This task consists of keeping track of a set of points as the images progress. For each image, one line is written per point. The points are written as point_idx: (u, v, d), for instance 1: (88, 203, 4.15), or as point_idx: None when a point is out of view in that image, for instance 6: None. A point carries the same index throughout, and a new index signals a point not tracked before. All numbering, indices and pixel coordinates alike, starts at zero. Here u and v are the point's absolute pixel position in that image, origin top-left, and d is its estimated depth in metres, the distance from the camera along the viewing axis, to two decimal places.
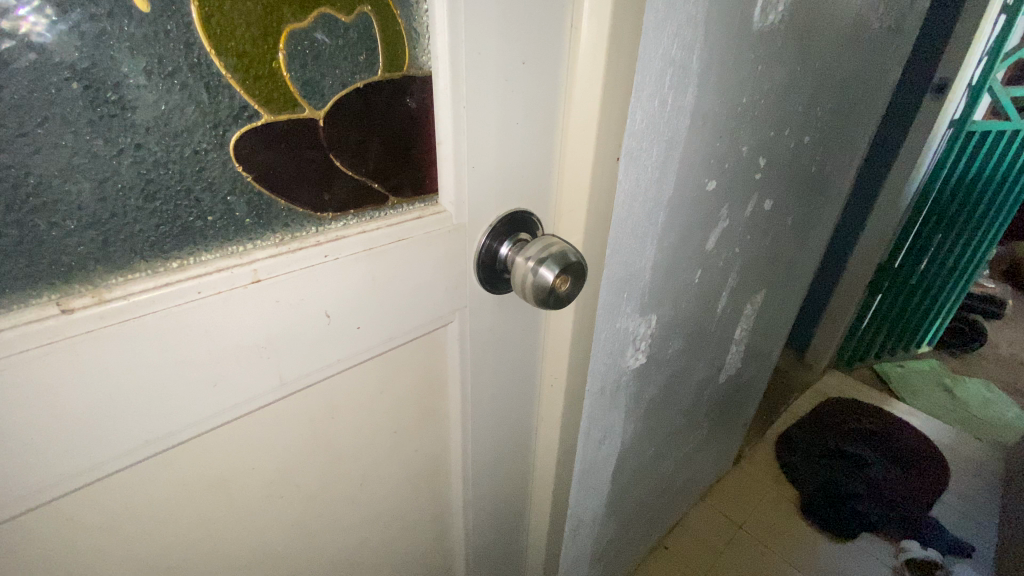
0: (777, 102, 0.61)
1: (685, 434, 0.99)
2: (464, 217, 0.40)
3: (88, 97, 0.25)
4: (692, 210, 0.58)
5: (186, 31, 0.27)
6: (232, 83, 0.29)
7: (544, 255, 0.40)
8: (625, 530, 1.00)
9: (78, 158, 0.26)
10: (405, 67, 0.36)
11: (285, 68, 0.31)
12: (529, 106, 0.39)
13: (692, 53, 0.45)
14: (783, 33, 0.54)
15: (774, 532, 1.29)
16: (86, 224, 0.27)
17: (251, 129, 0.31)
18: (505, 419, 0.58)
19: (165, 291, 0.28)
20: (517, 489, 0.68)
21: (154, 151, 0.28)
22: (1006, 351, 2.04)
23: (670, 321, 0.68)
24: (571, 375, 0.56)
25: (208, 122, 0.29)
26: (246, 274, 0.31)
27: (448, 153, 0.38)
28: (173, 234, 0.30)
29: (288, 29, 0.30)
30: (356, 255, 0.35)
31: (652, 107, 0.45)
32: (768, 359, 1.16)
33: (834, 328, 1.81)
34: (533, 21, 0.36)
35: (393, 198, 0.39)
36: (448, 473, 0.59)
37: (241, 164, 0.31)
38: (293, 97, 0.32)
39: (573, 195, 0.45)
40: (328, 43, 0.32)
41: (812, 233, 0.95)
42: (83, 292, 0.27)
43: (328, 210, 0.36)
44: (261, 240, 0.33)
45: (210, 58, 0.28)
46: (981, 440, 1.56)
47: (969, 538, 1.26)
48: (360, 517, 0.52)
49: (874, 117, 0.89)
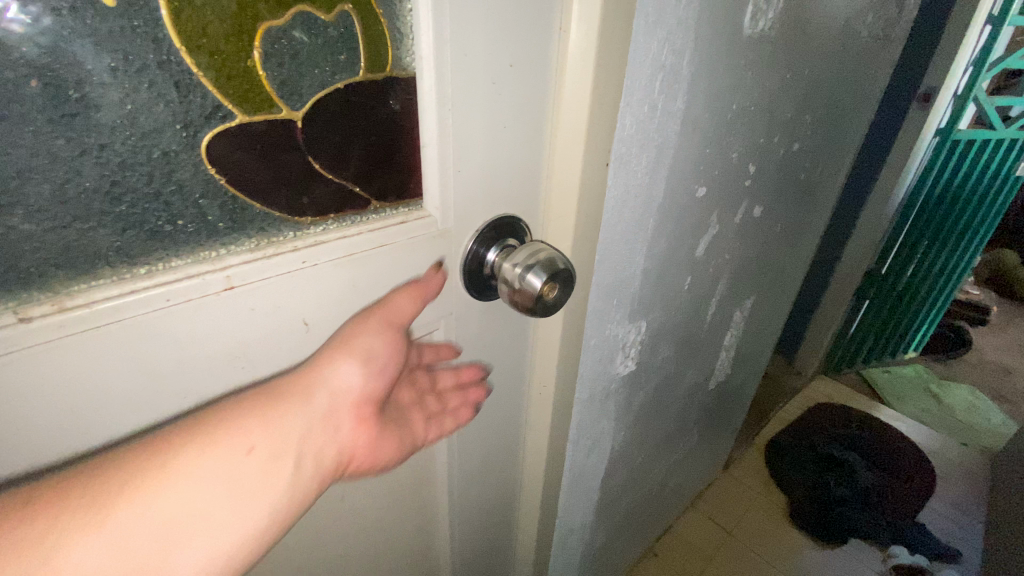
0: (768, 108, 0.60)
1: (676, 440, 0.98)
2: (450, 222, 0.40)
3: (48, 94, 0.24)
4: (682, 215, 0.58)
5: (155, 26, 0.25)
6: (205, 82, 0.28)
7: (531, 262, 0.39)
8: (615, 537, 0.99)
9: (37, 159, 0.25)
10: (387, 68, 0.34)
11: (261, 67, 0.29)
12: (517, 107, 0.38)
13: (683, 58, 0.44)
14: (773, 41, 0.53)
15: (763, 538, 1.28)
16: (47, 228, 0.26)
17: (224, 129, 0.29)
18: (493, 426, 0.57)
19: (130, 298, 0.28)
20: (504, 498, 0.66)
21: (120, 151, 0.27)
22: (989, 357, 2.07)
23: (659, 327, 0.68)
24: (561, 383, 0.55)
25: (178, 122, 0.28)
26: (219, 281, 0.31)
27: (433, 156, 0.37)
28: (142, 238, 0.29)
29: (264, 27, 0.28)
30: (335, 261, 0.35)
31: (642, 112, 0.44)
32: (758, 364, 1.16)
33: (823, 333, 1.81)
34: (520, 22, 0.35)
35: (375, 202, 0.38)
36: (434, 483, 0.58)
37: (213, 166, 0.30)
38: (269, 96, 0.30)
39: (563, 200, 0.44)
40: (307, 42, 0.31)
41: (802, 239, 0.96)
42: (42, 299, 0.26)
43: (307, 214, 0.35)
44: (235, 245, 0.32)
45: (180, 55, 0.26)
46: (967, 445, 1.58)
47: (954, 543, 1.27)
48: (346, 527, 0.51)
49: (864, 123, 0.90)
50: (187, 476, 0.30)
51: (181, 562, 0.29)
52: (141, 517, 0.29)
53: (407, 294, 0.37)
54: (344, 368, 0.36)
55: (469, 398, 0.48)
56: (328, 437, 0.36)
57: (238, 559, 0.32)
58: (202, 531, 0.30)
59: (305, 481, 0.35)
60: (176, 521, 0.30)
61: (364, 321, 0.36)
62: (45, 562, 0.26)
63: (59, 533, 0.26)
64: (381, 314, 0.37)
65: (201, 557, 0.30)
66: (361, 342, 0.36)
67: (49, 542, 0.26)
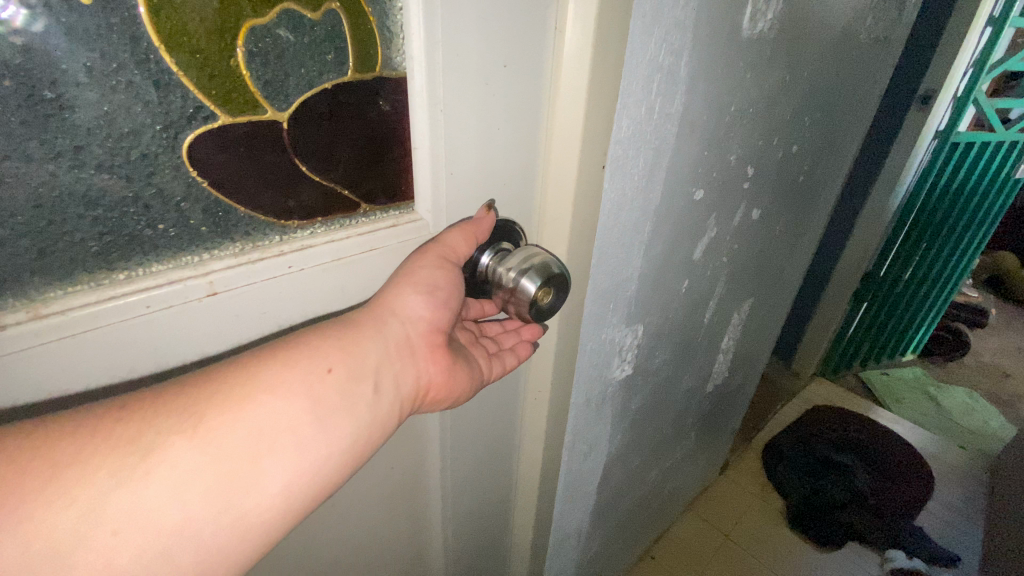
0: (766, 110, 0.60)
1: (673, 443, 0.97)
2: (442, 225, 0.39)
3: (22, 94, 0.23)
4: (680, 218, 0.57)
5: (133, 24, 0.24)
6: (186, 81, 0.27)
7: (526, 266, 0.38)
8: (612, 541, 0.98)
9: (9, 162, 0.24)
10: (377, 68, 0.34)
11: (244, 66, 0.28)
12: (511, 108, 0.37)
13: (681, 60, 0.43)
14: (772, 42, 0.53)
15: (761, 542, 1.28)
16: (21, 234, 0.25)
17: (206, 130, 0.28)
18: (487, 432, 0.56)
19: (109, 305, 0.27)
20: (499, 504, 0.66)
21: (98, 153, 0.26)
22: (987, 360, 2.07)
23: (656, 331, 0.67)
24: (556, 388, 0.55)
25: (159, 123, 0.27)
26: (202, 287, 0.30)
27: (424, 158, 0.36)
28: (121, 243, 0.28)
29: (248, 25, 0.28)
30: (324, 265, 0.34)
31: (639, 113, 0.43)
32: (755, 367, 1.15)
33: (821, 335, 1.81)
34: (514, 22, 0.34)
35: (365, 205, 0.37)
36: (427, 490, 0.57)
37: (195, 169, 0.29)
38: (253, 97, 0.29)
39: (557, 203, 0.43)
40: (293, 40, 0.30)
41: (801, 241, 0.95)
42: (17, 306, 0.26)
43: (294, 217, 0.34)
44: (219, 249, 0.31)
45: (160, 54, 0.26)
46: (966, 448, 1.58)
47: (952, 546, 1.27)
48: (337, 535, 0.50)
49: (863, 126, 0.89)
50: (267, 390, 0.31)
51: (270, 467, 0.31)
52: (231, 423, 0.30)
53: (460, 234, 0.37)
54: (410, 299, 0.37)
55: (524, 337, 0.49)
56: (400, 364, 0.38)
57: (324, 471, 0.33)
58: (289, 443, 0.32)
59: (381, 400, 0.36)
60: (261, 432, 0.31)
61: (421, 257, 0.37)
62: (147, 456, 0.28)
63: (154, 432, 0.28)
64: (437, 250, 0.37)
65: (290, 466, 0.32)
66: (427, 272, 0.37)
67: (147, 439, 0.28)
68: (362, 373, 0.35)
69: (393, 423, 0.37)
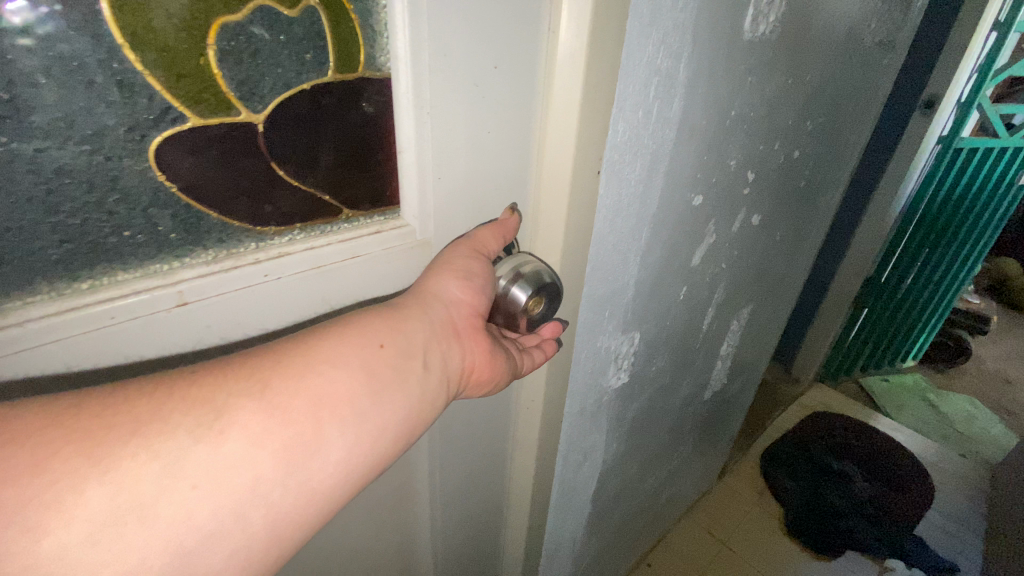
0: (767, 114, 0.58)
1: (670, 450, 0.96)
2: (429, 231, 0.38)
3: None
4: (677, 224, 0.56)
5: (94, 22, 0.23)
6: (152, 81, 0.25)
7: (517, 274, 0.39)
8: (607, 549, 0.96)
9: None
10: (360, 68, 0.32)
11: (216, 65, 0.27)
12: (502, 112, 0.36)
13: (679, 62, 0.42)
14: (774, 44, 0.51)
15: (758, 550, 1.26)
16: None
17: (175, 133, 0.27)
18: (477, 442, 0.54)
19: (73, 316, 0.26)
20: (490, 513, 0.64)
21: (58, 156, 0.24)
22: (988, 367, 2.05)
23: (653, 339, 0.66)
24: (549, 397, 0.53)
25: (124, 125, 0.26)
26: (171, 297, 0.29)
27: (410, 162, 0.35)
28: (83, 251, 0.27)
29: (219, 21, 0.26)
30: (303, 273, 0.33)
31: (636, 117, 0.42)
32: (754, 374, 1.13)
33: (821, 341, 1.79)
34: (504, 23, 0.32)
35: (347, 211, 0.36)
36: (416, 500, 0.55)
37: (164, 173, 0.28)
38: (226, 97, 0.28)
39: (550, 209, 0.42)
40: (269, 38, 0.28)
41: (802, 247, 0.93)
42: None
43: (271, 223, 0.33)
44: (191, 257, 0.30)
45: (123, 53, 0.24)
46: (966, 456, 1.56)
47: (952, 557, 1.25)
48: (321, 548, 0.49)
49: (866, 131, 0.88)
50: (326, 363, 0.32)
51: (333, 438, 0.31)
52: (295, 392, 0.31)
53: (489, 230, 0.38)
54: (452, 284, 0.37)
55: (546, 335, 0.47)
56: (447, 347, 0.37)
57: (379, 443, 0.33)
58: (348, 414, 0.32)
59: (431, 379, 0.36)
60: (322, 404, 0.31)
61: (454, 246, 0.37)
62: (221, 415, 0.29)
63: (227, 394, 0.29)
64: (468, 242, 0.38)
65: (352, 434, 0.32)
66: (463, 260, 0.37)
67: (220, 400, 0.29)
68: (412, 352, 0.35)
69: (442, 402, 0.37)
